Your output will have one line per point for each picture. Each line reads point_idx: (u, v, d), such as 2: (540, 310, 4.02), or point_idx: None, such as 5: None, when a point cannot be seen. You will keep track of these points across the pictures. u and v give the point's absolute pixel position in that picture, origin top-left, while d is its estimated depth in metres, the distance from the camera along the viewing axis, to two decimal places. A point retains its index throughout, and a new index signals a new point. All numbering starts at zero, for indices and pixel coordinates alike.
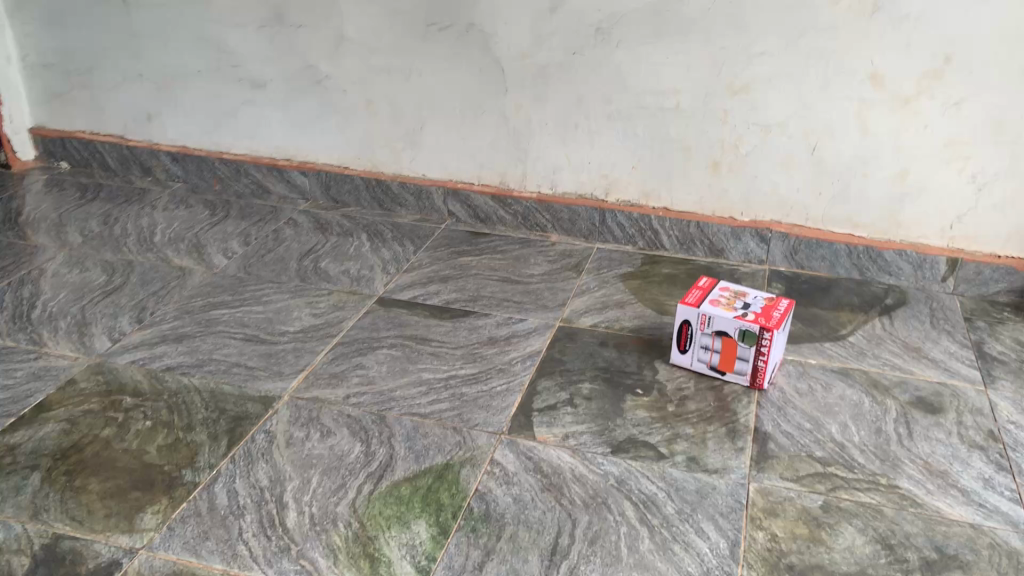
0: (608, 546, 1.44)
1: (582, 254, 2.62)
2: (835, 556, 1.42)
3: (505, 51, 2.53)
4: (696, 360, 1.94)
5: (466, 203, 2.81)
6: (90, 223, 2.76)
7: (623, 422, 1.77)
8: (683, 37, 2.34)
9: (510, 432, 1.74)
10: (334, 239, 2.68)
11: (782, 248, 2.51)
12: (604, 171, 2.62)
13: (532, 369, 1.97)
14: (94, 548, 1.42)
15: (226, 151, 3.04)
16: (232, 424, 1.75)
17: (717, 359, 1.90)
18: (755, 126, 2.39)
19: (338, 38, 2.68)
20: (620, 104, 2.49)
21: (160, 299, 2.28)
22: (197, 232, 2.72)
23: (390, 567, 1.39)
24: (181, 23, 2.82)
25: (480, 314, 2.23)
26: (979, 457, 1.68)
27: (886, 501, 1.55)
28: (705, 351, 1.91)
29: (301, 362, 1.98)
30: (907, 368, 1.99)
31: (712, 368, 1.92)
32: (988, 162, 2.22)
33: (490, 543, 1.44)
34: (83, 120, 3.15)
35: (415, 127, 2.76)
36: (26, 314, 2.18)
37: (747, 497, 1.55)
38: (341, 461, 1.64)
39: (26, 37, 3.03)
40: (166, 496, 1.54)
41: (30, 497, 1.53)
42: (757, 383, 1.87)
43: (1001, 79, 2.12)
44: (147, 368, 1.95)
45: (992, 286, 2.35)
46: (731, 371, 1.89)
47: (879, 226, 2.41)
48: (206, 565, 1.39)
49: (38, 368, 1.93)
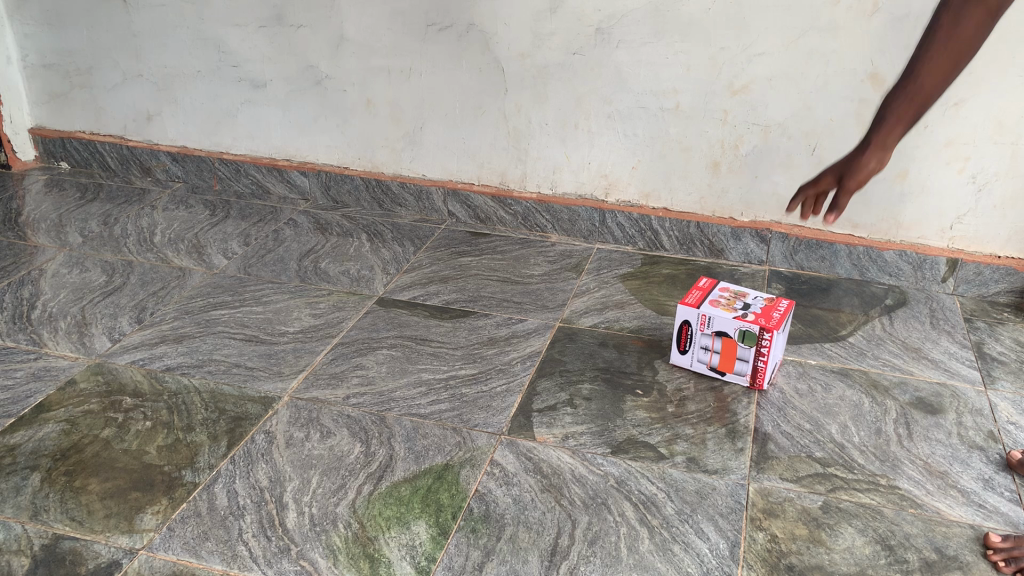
0: (608, 547, 1.44)
1: (582, 254, 2.62)
2: (835, 557, 1.42)
3: (504, 51, 2.53)
4: (696, 361, 1.94)
5: (466, 204, 2.81)
6: (90, 223, 2.76)
7: (624, 422, 1.78)
8: (682, 37, 2.34)
9: (510, 432, 1.74)
10: (334, 240, 2.68)
11: (782, 248, 2.51)
12: (605, 171, 2.62)
13: (533, 369, 1.97)
14: (94, 548, 1.42)
15: (226, 152, 3.04)
16: (232, 423, 1.75)
17: (717, 359, 1.90)
18: (754, 127, 2.39)
19: (338, 39, 2.68)
20: (620, 104, 2.49)
21: (160, 300, 2.28)
22: (196, 232, 2.72)
23: (390, 567, 1.39)
24: (182, 23, 2.82)
25: (479, 314, 2.23)
26: (979, 457, 1.68)
27: (886, 501, 1.55)
28: (704, 351, 1.91)
29: (302, 363, 1.98)
30: (907, 368, 1.99)
31: (712, 369, 1.92)
32: (989, 161, 2.22)
33: (490, 543, 1.44)
34: (82, 119, 3.15)
35: (415, 127, 2.76)
36: (27, 314, 2.18)
37: (747, 497, 1.56)
38: (341, 462, 1.64)
39: (26, 38, 3.03)
40: (166, 496, 1.55)
41: (30, 498, 1.53)
42: (757, 384, 1.87)
43: (1000, 78, 2.12)
44: (147, 368, 1.95)
45: (992, 287, 2.35)
46: (732, 371, 1.89)
47: (879, 226, 2.41)
48: (206, 565, 1.39)
49: (38, 367, 1.93)
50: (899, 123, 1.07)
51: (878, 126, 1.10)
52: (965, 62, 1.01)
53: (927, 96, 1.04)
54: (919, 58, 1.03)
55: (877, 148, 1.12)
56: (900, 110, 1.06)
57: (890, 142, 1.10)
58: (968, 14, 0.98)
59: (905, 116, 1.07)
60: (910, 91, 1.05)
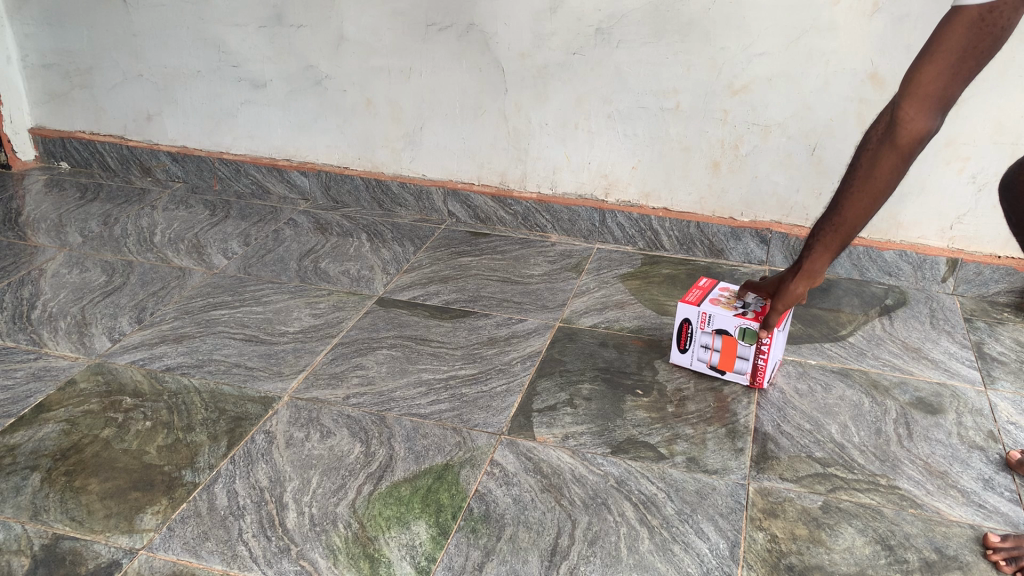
0: (608, 547, 1.44)
1: (582, 254, 2.62)
2: (835, 557, 1.42)
3: (504, 51, 2.53)
4: (696, 360, 1.94)
5: (466, 204, 2.81)
6: (90, 223, 2.76)
7: (624, 422, 1.78)
8: (682, 37, 2.34)
9: (510, 432, 1.74)
10: (334, 240, 2.68)
11: (782, 248, 2.51)
12: (605, 171, 2.62)
13: (533, 369, 1.97)
14: (94, 548, 1.42)
15: (226, 151, 3.04)
16: (232, 423, 1.75)
17: (717, 358, 1.90)
18: (754, 127, 2.39)
19: (338, 39, 2.68)
20: (620, 104, 2.49)
21: (160, 300, 2.28)
22: (196, 232, 2.72)
23: (390, 567, 1.39)
24: (182, 23, 2.82)
25: (479, 314, 2.23)
26: (979, 457, 1.68)
27: (886, 501, 1.55)
28: (704, 350, 1.91)
29: (302, 363, 1.98)
30: (907, 368, 1.99)
31: (712, 367, 1.92)
32: (989, 161, 2.22)
33: (490, 543, 1.44)
34: (82, 119, 3.15)
35: (415, 127, 2.76)
36: (26, 314, 2.18)
37: (747, 497, 1.55)
38: (341, 461, 1.64)
39: (26, 37, 3.03)
40: (167, 496, 1.55)
41: (30, 498, 1.53)
42: (757, 382, 1.87)
43: (1000, 78, 2.12)
44: (147, 368, 1.95)
45: (992, 287, 2.35)
46: (731, 369, 1.89)
47: (879, 226, 2.41)
48: (206, 565, 1.39)
49: (38, 367, 1.93)
50: (827, 250, 1.50)
51: (809, 252, 1.53)
52: (883, 198, 1.40)
53: (849, 229, 1.45)
54: (842, 197, 1.44)
55: (804, 277, 1.56)
56: (829, 237, 1.48)
57: (818, 263, 1.53)
58: (880, 163, 1.36)
59: (832, 240, 1.48)
60: (837, 220, 1.45)
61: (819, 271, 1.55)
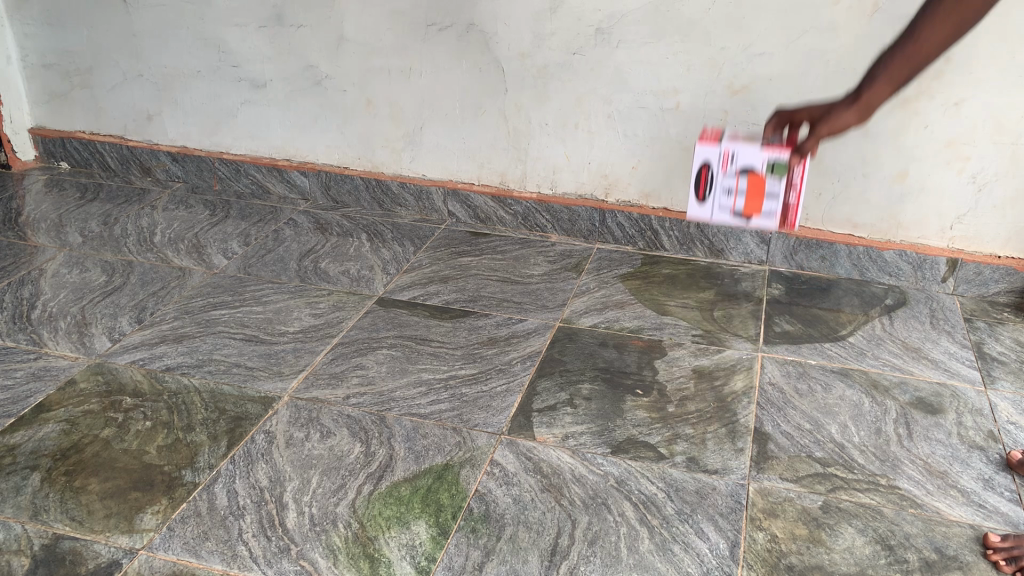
0: (608, 547, 1.44)
1: (582, 254, 2.62)
2: (836, 557, 1.42)
3: (504, 51, 2.53)
4: (719, 210, 1.88)
5: (466, 203, 2.81)
6: (90, 223, 2.76)
7: (624, 422, 1.78)
8: (682, 37, 2.34)
9: (510, 431, 1.74)
10: (334, 240, 2.68)
11: (782, 248, 2.51)
12: (605, 171, 2.62)
13: (533, 369, 1.97)
14: (94, 548, 1.42)
15: (226, 151, 3.04)
16: (232, 423, 1.75)
17: (742, 202, 1.81)
18: (755, 126, 2.39)
19: (338, 39, 2.68)
20: (620, 104, 2.49)
21: (160, 300, 2.28)
22: (196, 232, 2.72)
23: (390, 567, 1.39)
24: (182, 23, 2.82)
25: (479, 314, 2.23)
26: (979, 457, 1.68)
27: (886, 501, 1.55)
28: (727, 195, 1.84)
29: (301, 363, 1.98)
30: (907, 368, 1.99)
31: (737, 215, 1.84)
32: (989, 161, 2.22)
33: (490, 543, 1.44)
34: (82, 119, 3.15)
35: (415, 127, 2.76)
36: (26, 314, 2.18)
37: (747, 497, 1.55)
38: (341, 461, 1.64)
39: (26, 37, 3.03)
40: (166, 496, 1.55)
41: (30, 498, 1.53)
42: (787, 223, 1.79)
43: (1000, 78, 2.12)
44: (147, 368, 1.95)
45: (992, 287, 2.35)
46: (758, 214, 1.80)
47: (879, 226, 2.41)
48: (206, 566, 1.39)
49: (38, 367, 1.93)
50: (889, 84, 1.27)
51: (870, 85, 1.29)
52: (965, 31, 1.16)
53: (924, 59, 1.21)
54: (921, 23, 1.18)
55: (861, 109, 1.33)
56: (893, 73, 1.25)
57: (878, 95, 1.29)
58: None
59: (899, 72, 1.24)
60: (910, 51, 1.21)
61: (875, 107, 1.32)
